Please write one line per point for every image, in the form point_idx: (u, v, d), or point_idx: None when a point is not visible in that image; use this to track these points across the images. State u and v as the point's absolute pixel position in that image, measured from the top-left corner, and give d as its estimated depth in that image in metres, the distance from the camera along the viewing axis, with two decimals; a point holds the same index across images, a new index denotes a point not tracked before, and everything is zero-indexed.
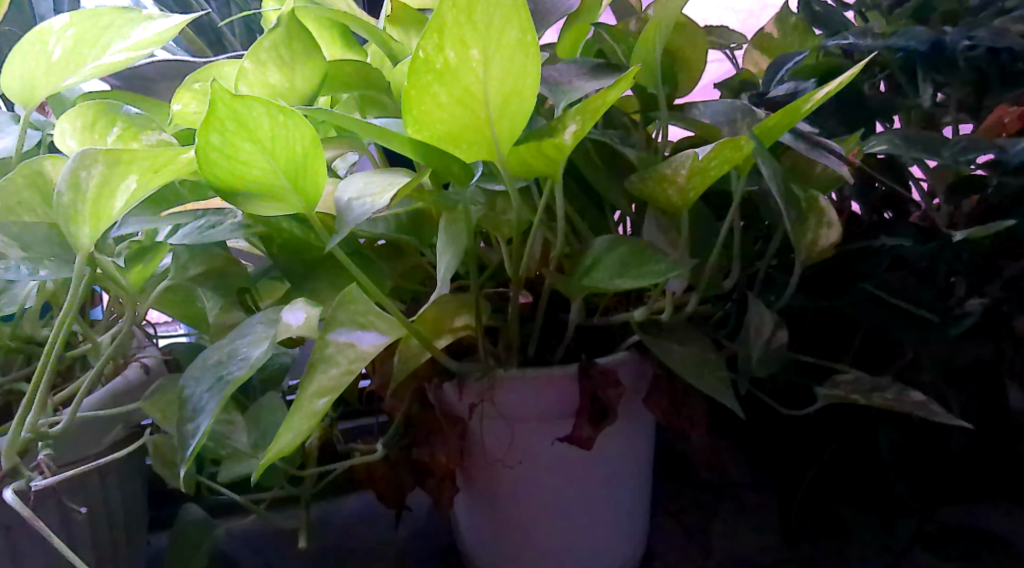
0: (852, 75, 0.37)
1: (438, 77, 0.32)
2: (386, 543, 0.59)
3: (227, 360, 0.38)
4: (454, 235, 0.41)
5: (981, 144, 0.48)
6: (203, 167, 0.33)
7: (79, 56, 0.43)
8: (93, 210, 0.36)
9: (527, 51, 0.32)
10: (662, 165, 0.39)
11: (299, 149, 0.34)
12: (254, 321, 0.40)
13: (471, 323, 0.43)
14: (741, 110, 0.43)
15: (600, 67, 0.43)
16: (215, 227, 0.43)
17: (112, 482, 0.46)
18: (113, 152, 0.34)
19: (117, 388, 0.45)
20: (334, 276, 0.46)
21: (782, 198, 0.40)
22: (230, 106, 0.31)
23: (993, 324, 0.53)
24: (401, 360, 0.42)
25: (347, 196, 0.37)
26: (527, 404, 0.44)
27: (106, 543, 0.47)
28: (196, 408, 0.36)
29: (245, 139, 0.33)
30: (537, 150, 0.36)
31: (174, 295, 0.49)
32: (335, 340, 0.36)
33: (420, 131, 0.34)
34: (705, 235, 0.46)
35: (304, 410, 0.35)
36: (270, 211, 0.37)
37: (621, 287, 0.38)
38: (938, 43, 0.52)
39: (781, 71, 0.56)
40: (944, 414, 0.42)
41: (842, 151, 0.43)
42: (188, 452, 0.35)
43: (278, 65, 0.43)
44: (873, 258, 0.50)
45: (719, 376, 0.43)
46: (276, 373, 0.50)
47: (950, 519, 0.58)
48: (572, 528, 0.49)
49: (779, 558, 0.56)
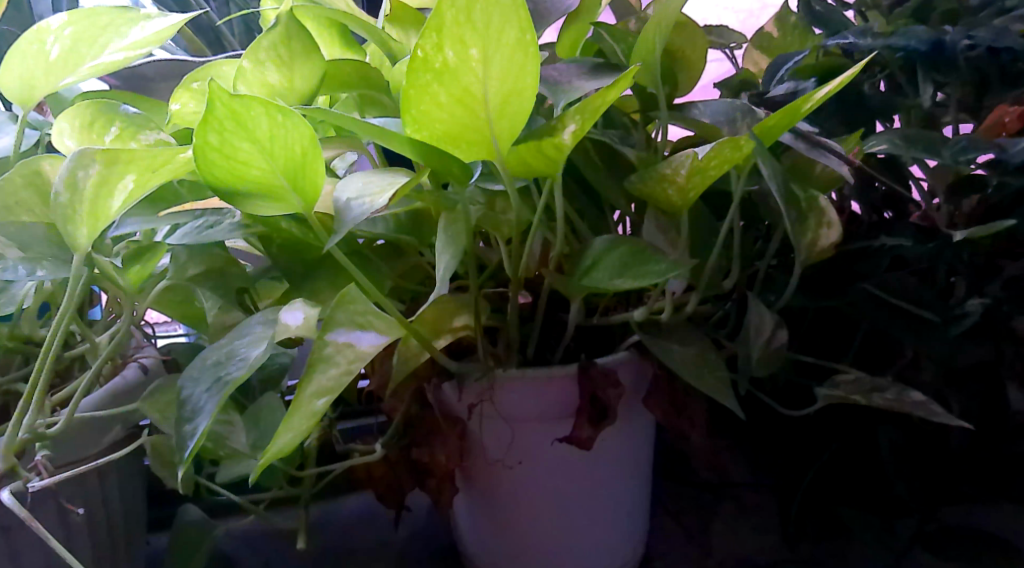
0: (852, 74, 0.37)
1: (437, 77, 0.32)
2: (386, 543, 0.59)
3: (226, 360, 0.38)
4: (453, 235, 0.41)
5: (981, 144, 0.48)
6: (201, 167, 0.33)
7: (77, 56, 0.43)
8: (91, 210, 0.36)
9: (527, 50, 0.32)
10: (662, 164, 0.39)
11: (298, 149, 0.34)
12: (253, 321, 0.40)
13: (470, 323, 0.43)
14: (741, 110, 0.43)
15: (600, 67, 0.43)
16: (214, 227, 0.43)
17: (111, 482, 0.46)
18: (111, 151, 0.34)
19: (116, 388, 0.45)
20: (332, 275, 0.46)
21: (782, 198, 0.40)
22: (228, 105, 0.31)
23: (993, 325, 0.52)
24: (400, 360, 0.42)
25: (347, 196, 0.37)
26: (527, 404, 0.44)
27: (106, 544, 0.47)
28: (194, 409, 0.36)
29: (243, 139, 0.32)
30: (537, 149, 0.36)
31: (174, 296, 0.50)
32: (335, 340, 0.36)
33: (419, 131, 0.34)
34: (706, 235, 0.46)
35: (303, 411, 0.35)
36: (268, 211, 0.37)
37: (621, 287, 0.38)
38: (939, 43, 0.52)
39: (780, 70, 0.56)
40: (945, 414, 0.42)
41: (842, 151, 0.43)
42: (187, 452, 0.35)
43: (277, 64, 0.42)
44: (873, 258, 0.50)
45: (719, 376, 0.42)
46: (275, 373, 0.51)
47: (951, 518, 0.58)
48: (573, 528, 0.49)
49: (780, 558, 0.56)
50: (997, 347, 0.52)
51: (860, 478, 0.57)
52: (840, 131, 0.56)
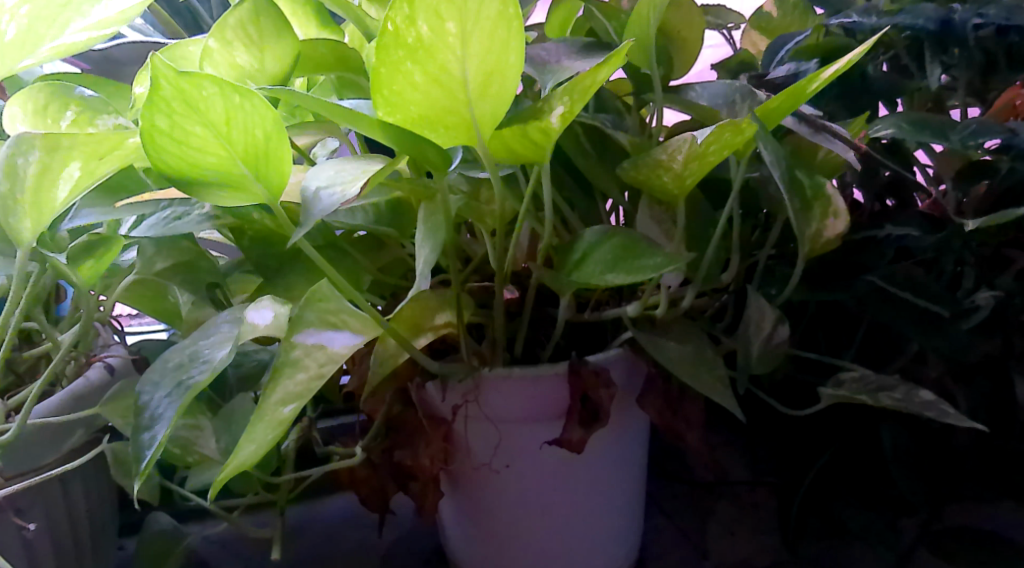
0: (862, 52, 0.34)
1: (411, 53, 0.29)
2: (370, 547, 0.57)
3: (189, 363, 0.35)
4: (433, 227, 0.38)
5: (992, 128, 0.46)
6: (150, 153, 0.31)
7: (36, 36, 0.39)
8: (34, 202, 0.34)
9: (510, 24, 0.29)
10: (657, 150, 0.36)
11: (259, 135, 0.32)
12: (219, 320, 0.38)
13: (453, 320, 0.40)
14: (741, 92, 0.40)
15: (590, 46, 0.40)
16: (181, 218, 0.40)
17: (76, 490, 0.44)
18: (51, 136, 0.32)
19: (77, 389, 0.42)
20: (308, 270, 0.43)
21: (785, 184, 0.38)
22: (175, 84, 0.29)
23: (1003, 320, 0.50)
24: (377, 361, 0.38)
25: (316, 184, 0.34)
26: (515, 404, 0.42)
27: (71, 555, 0.44)
28: (153, 416, 0.33)
29: (195, 122, 0.30)
30: (522, 134, 0.33)
31: (144, 291, 0.47)
32: (303, 342, 0.34)
33: (392, 113, 0.31)
34: (703, 225, 0.43)
35: (267, 419, 0.33)
36: (229, 202, 0.34)
37: (613, 283, 0.35)
38: (946, 21, 0.49)
39: (780, 52, 0.53)
40: (956, 415, 0.39)
41: (848, 136, 0.40)
42: (143, 464, 0.32)
43: (246, 44, 0.39)
44: (876, 250, 0.48)
45: (717, 375, 0.40)
46: (255, 371, 0.46)
47: (955, 518, 0.56)
48: (564, 534, 0.47)
49: (779, 561, 0.54)
50: (1005, 341, 0.50)
51: (860, 477, 0.55)
52: (843, 116, 0.53)
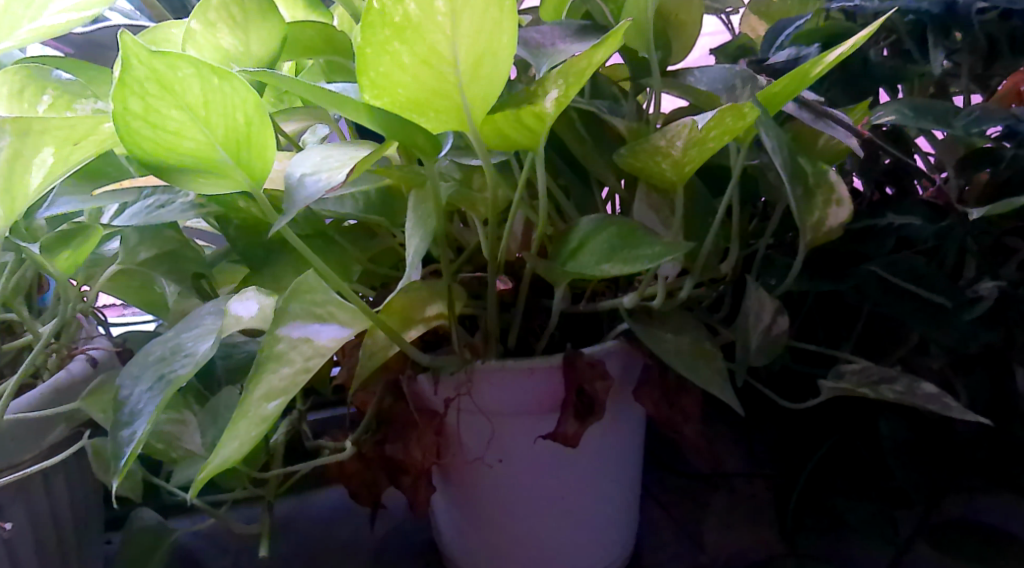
0: (869, 34, 0.33)
1: (398, 34, 0.28)
2: (361, 541, 0.56)
3: (170, 356, 0.34)
4: (423, 216, 0.37)
5: (995, 114, 0.44)
6: (125, 139, 0.30)
7: (13, 18, 0.38)
8: (6, 189, 0.33)
9: (502, 4, 0.28)
10: (655, 135, 0.35)
11: (241, 119, 0.30)
12: (203, 313, 0.36)
13: (444, 312, 0.39)
14: (741, 77, 0.39)
15: (587, 28, 0.39)
16: (164, 207, 0.39)
17: (58, 487, 0.43)
18: (22, 120, 0.31)
19: (58, 383, 0.41)
20: (296, 259, 0.42)
21: (787, 171, 0.36)
22: (148, 63, 0.28)
23: (1004, 311, 0.49)
24: (365, 354, 0.37)
25: (300, 171, 0.33)
26: (507, 397, 0.41)
27: (56, 554, 0.43)
28: (133, 412, 0.32)
29: (171, 105, 0.29)
30: (515, 119, 0.32)
31: (129, 280, 0.45)
32: (288, 335, 0.33)
33: (379, 96, 0.30)
34: (700, 213, 0.42)
35: (251, 416, 0.31)
36: (210, 189, 0.32)
37: (608, 273, 0.34)
38: (950, 5, 0.48)
39: (780, 36, 0.52)
40: (959, 408, 0.39)
41: (851, 122, 0.39)
42: (122, 462, 0.31)
43: (230, 25, 0.38)
44: (878, 238, 0.47)
45: (716, 368, 0.39)
46: (243, 363, 0.44)
47: (953, 511, 0.55)
48: (558, 527, 0.46)
49: (775, 554, 0.53)
50: (1006, 333, 0.49)
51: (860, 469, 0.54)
52: (844, 102, 0.52)
